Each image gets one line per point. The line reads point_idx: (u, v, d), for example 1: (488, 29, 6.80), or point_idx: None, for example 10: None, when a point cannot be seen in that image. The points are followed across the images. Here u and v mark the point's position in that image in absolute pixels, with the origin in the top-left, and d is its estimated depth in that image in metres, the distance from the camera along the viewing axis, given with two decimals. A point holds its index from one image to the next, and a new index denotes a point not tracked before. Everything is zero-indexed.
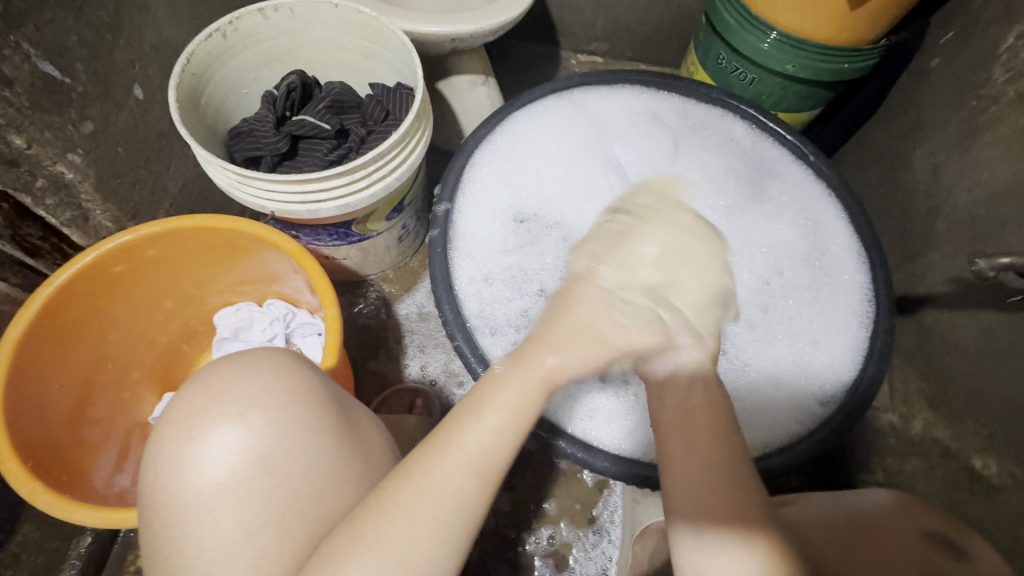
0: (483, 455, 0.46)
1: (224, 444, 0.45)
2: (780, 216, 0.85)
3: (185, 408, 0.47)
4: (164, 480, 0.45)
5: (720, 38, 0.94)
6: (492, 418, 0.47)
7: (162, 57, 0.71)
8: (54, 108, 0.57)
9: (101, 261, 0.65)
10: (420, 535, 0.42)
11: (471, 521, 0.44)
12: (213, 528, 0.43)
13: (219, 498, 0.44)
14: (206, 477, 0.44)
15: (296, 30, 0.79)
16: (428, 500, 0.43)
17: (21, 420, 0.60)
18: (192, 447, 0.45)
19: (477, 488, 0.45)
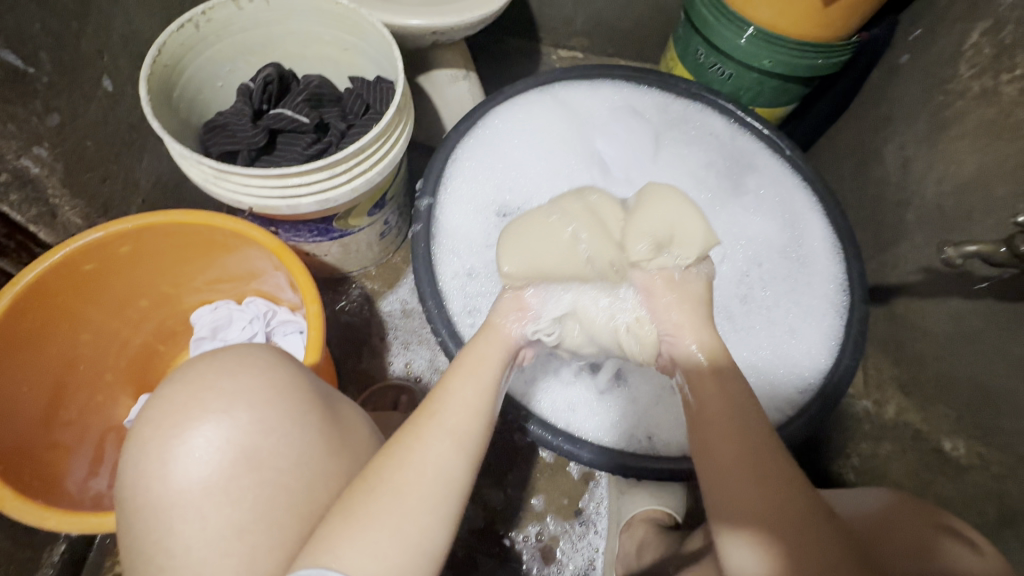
0: (457, 425, 0.49)
1: (208, 443, 0.44)
2: (758, 208, 0.87)
3: (167, 406, 0.46)
4: (147, 482, 0.43)
5: (698, 34, 0.95)
6: (461, 390, 0.51)
7: (131, 48, 0.69)
8: (17, 99, 0.55)
9: (71, 259, 0.63)
10: (409, 510, 0.43)
11: (460, 492, 0.46)
12: (200, 526, 0.42)
13: (207, 496, 0.43)
14: (190, 476, 0.43)
15: (272, 21, 0.78)
16: (411, 476, 0.44)
17: None
18: (175, 446, 0.44)
19: (456, 454, 0.47)
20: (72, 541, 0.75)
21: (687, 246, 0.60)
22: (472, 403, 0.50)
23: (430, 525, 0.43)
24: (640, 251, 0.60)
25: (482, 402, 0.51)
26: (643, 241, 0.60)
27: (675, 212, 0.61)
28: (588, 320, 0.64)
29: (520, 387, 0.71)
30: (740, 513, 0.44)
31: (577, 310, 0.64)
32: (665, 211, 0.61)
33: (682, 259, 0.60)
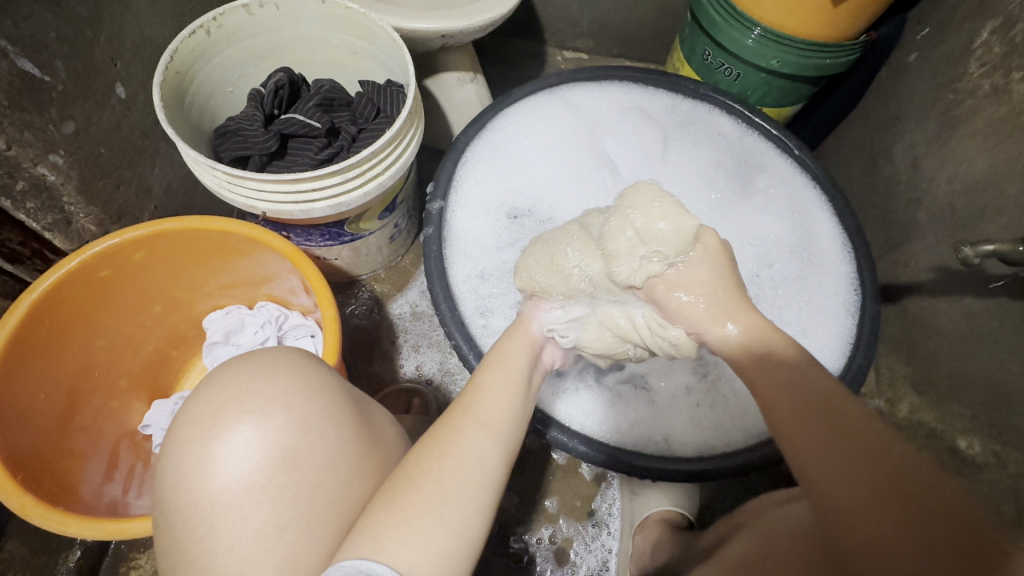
0: (490, 417, 0.50)
1: (246, 443, 0.44)
2: (768, 208, 0.87)
3: (203, 407, 0.46)
4: (187, 483, 0.43)
5: (705, 34, 0.95)
6: (493, 384, 0.53)
7: (143, 55, 0.69)
8: (34, 107, 0.55)
9: (86, 265, 0.63)
10: (450, 498, 0.43)
11: (497, 481, 0.46)
12: (242, 525, 0.42)
13: (249, 493, 0.43)
14: (230, 476, 0.43)
15: (282, 26, 0.78)
16: (450, 465, 0.45)
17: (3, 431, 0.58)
18: (214, 447, 0.44)
19: (491, 444, 0.48)
20: (88, 547, 0.74)
21: (667, 247, 0.55)
22: (503, 396, 0.52)
23: (472, 513, 0.43)
24: (621, 267, 0.56)
25: (513, 395, 0.52)
26: (621, 258, 0.57)
27: (642, 215, 0.57)
28: (614, 325, 0.60)
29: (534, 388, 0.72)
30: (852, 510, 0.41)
31: (598, 313, 0.61)
32: (628, 220, 0.57)
33: (671, 255, 0.55)
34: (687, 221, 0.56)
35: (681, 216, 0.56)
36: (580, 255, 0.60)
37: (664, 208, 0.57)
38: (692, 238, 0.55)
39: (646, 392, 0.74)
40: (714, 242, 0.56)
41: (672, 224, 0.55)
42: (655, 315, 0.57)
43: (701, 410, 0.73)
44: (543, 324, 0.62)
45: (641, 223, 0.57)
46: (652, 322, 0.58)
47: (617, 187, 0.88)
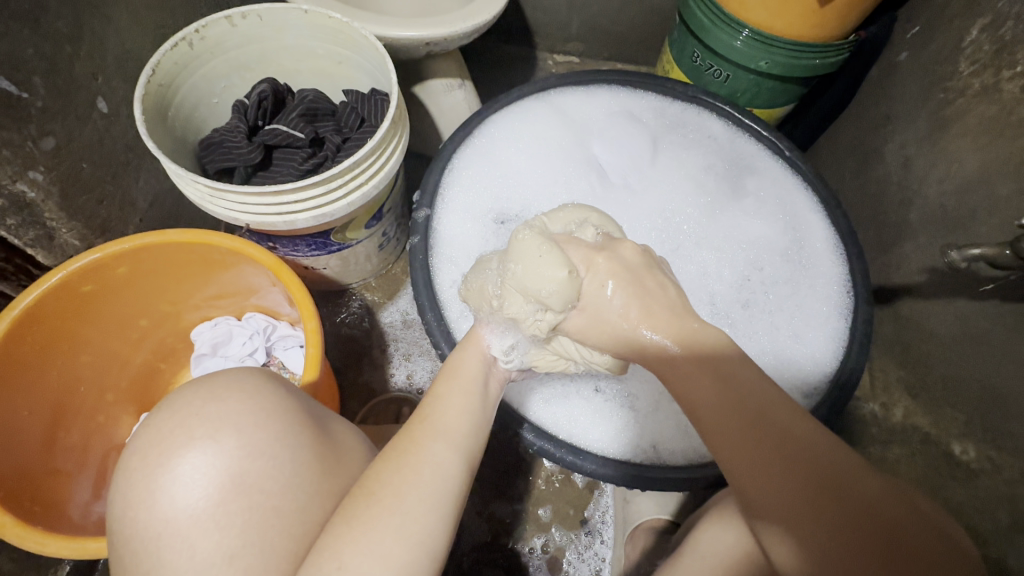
0: (450, 427, 0.49)
1: (196, 470, 0.43)
2: (758, 211, 0.86)
3: (154, 434, 0.45)
4: (140, 510, 0.43)
5: (694, 36, 0.94)
6: (452, 395, 0.52)
7: (125, 69, 0.69)
8: (12, 124, 0.55)
9: (68, 281, 0.63)
10: (410, 508, 0.42)
11: (459, 487, 0.46)
12: (191, 553, 0.41)
13: (196, 522, 0.42)
14: (184, 503, 0.42)
15: (266, 36, 0.78)
16: (406, 475, 0.44)
17: None
18: (162, 475, 0.43)
19: (450, 453, 0.47)
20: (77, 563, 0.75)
21: (550, 306, 0.51)
22: (459, 405, 0.51)
23: (432, 518, 0.43)
24: (525, 325, 0.55)
25: (471, 405, 0.52)
26: (524, 314, 0.54)
27: (521, 276, 0.52)
28: (550, 346, 0.59)
29: (520, 397, 0.71)
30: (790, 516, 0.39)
31: (539, 343, 0.58)
32: (512, 281, 0.54)
33: (559, 309, 0.51)
34: (557, 271, 0.50)
35: (551, 264, 0.50)
36: (490, 302, 0.58)
37: (537, 260, 0.51)
38: (574, 287, 0.50)
39: (632, 400, 0.73)
40: (606, 265, 0.50)
41: (546, 282, 0.50)
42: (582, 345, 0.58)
43: (688, 417, 0.72)
44: (490, 347, 0.58)
45: (522, 280, 0.52)
46: (581, 351, 0.59)
47: (604, 192, 0.88)
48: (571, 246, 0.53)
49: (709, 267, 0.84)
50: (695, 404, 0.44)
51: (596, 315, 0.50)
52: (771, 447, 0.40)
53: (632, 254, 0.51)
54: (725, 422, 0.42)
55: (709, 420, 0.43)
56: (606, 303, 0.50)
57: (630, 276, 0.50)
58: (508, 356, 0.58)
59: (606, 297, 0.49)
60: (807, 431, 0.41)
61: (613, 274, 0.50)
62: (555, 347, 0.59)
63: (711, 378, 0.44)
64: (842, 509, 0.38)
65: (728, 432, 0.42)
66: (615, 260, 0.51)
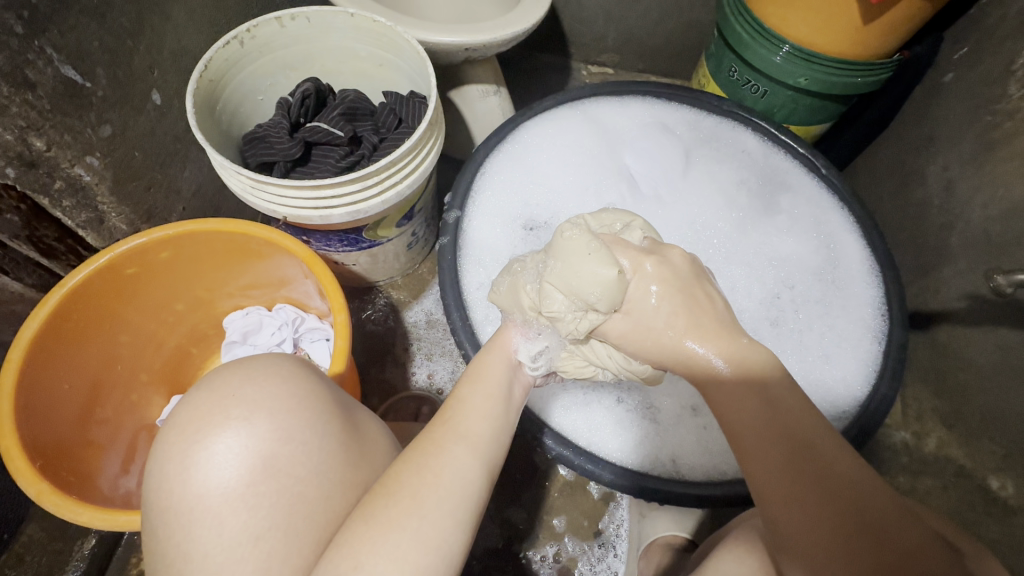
0: (471, 430, 0.49)
1: (229, 450, 0.45)
2: (792, 229, 0.85)
3: (191, 412, 0.47)
4: (174, 484, 0.44)
5: (732, 51, 0.94)
6: (476, 398, 0.53)
7: (180, 64, 0.72)
8: (74, 112, 0.58)
9: (114, 263, 0.65)
10: (428, 512, 0.43)
11: (479, 495, 0.46)
12: (218, 531, 0.42)
13: (226, 502, 0.43)
14: (217, 480, 0.44)
15: (312, 38, 0.81)
16: (426, 477, 0.45)
17: (31, 418, 0.60)
18: (197, 452, 0.45)
19: (470, 457, 0.47)
20: (102, 536, 0.77)
21: (596, 306, 0.50)
22: (484, 408, 0.52)
23: (450, 523, 0.43)
24: (564, 328, 0.54)
25: (493, 408, 0.52)
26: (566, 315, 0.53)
27: (568, 274, 0.51)
28: (581, 350, 0.59)
29: (540, 401, 0.71)
30: (809, 542, 0.38)
31: (571, 345, 0.59)
32: (556, 280, 0.53)
33: (604, 310, 0.50)
34: (606, 271, 0.49)
35: (600, 263, 0.49)
36: (529, 299, 0.57)
37: (585, 258, 0.50)
38: (622, 287, 0.49)
39: (653, 411, 0.72)
40: (654, 269, 0.50)
41: (597, 282, 0.49)
42: (617, 352, 0.57)
43: (709, 432, 0.71)
44: (517, 352, 0.58)
45: (567, 280, 0.51)
46: (618, 358, 0.57)
47: (635, 203, 0.87)
48: (619, 248, 0.52)
49: (737, 283, 0.83)
50: (730, 423, 0.44)
51: (640, 321, 0.50)
52: (805, 473, 0.40)
53: (681, 260, 0.51)
54: (757, 443, 0.42)
55: (747, 438, 0.43)
56: (651, 310, 0.49)
57: (678, 282, 0.49)
58: (535, 362, 0.59)
59: (652, 302, 0.49)
60: (832, 457, 0.40)
61: (660, 279, 0.49)
62: (590, 354, 0.59)
63: (742, 399, 0.44)
64: (863, 539, 0.37)
65: (758, 452, 0.42)
66: (663, 264, 0.50)
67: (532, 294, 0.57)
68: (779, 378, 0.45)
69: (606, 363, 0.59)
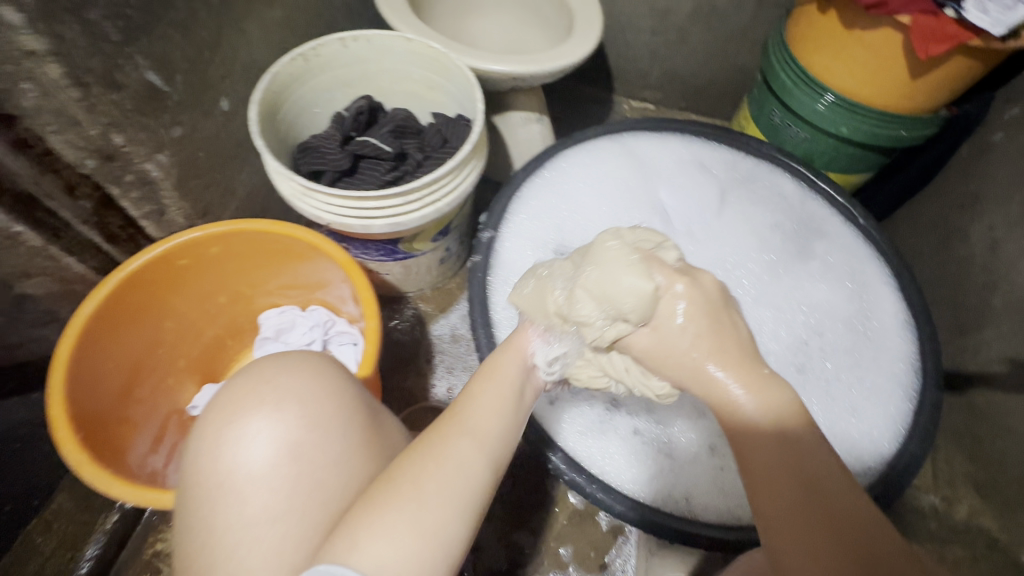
0: (482, 428, 0.50)
1: (259, 432, 0.47)
2: (825, 275, 0.84)
3: (230, 393, 0.50)
4: (208, 460, 0.47)
5: (774, 96, 0.95)
6: (488, 397, 0.53)
7: (249, 75, 0.77)
8: (152, 113, 0.63)
9: (169, 253, 0.70)
10: (426, 501, 0.43)
11: (482, 492, 0.46)
12: (241, 509, 0.44)
13: (251, 482, 0.45)
14: (248, 460, 0.46)
15: (370, 59, 0.86)
16: (428, 467, 0.45)
17: (79, 390, 0.64)
18: (230, 431, 0.47)
19: (478, 454, 0.48)
20: (124, 512, 0.80)
21: (624, 317, 0.51)
22: (495, 408, 0.52)
23: (447, 514, 0.43)
24: (590, 333, 0.54)
25: (505, 409, 0.53)
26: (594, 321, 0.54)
27: (603, 282, 0.53)
28: (600, 360, 0.59)
29: (557, 423, 0.72)
30: None
31: (591, 353, 0.59)
32: (591, 287, 0.54)
33: (633, 322, 0.51)
34: (643, 283, 0.50)
35: (637, 276, 0.51)
36: (558, 303, 0.58)
37: (623, 269, 0.52)
38: (654, 301, 0.50)
39: (670, 445, 0.72)
40: (686, 289, 0.50)
41: (632, 295, 0.50)
42: (637, 366, 0.56)
43: (726, 473, 0.69)
44: (534, 354, 0.58)
45: (601, 286, 0.53)
46: (636, 370, 0.57)
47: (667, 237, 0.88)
48: (654, 264, 0.53)
49: (766, 325, 0.82)
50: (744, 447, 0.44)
51: (664, 337, 0.50)
52: (810, 508, 0.40)
53: (711, 284, 0.51)
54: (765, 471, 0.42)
55: (757, 467, 0.43)
56: (677, 329, 0.49)
57: (706, 306, 0.49)
58: (551, 366, 0.59)
59: (677, 321, 0.49)
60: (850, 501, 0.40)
61: (689, 298, 0.50)
62: (608, 366, 0.59)
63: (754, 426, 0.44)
64: None
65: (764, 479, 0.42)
66: (694, 286, 0.51)
67: (560, 300, 0.58)
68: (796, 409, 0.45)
69: (624, 376, 0.58)
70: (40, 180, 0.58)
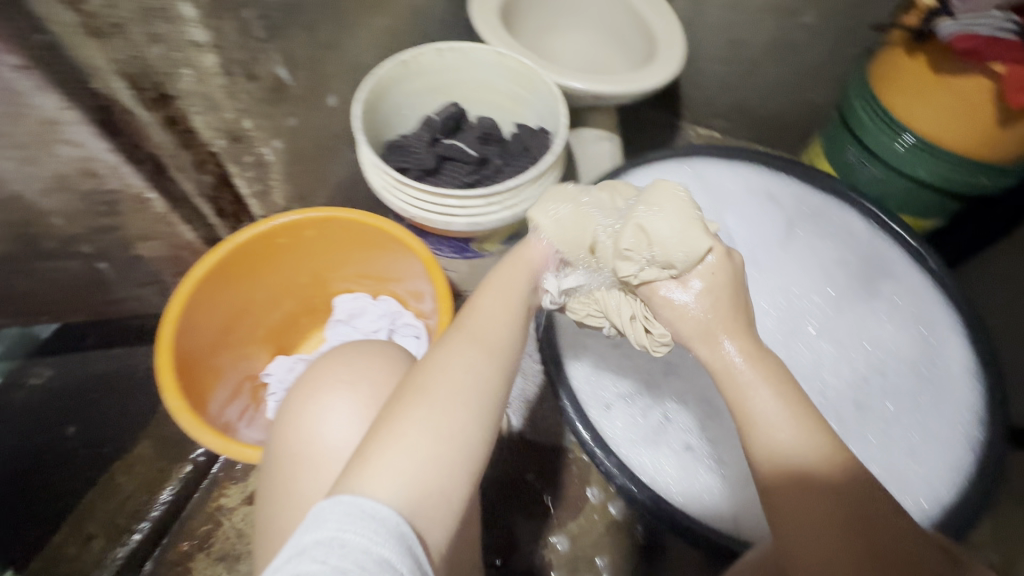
0: (488, 335, 0.49)
1: (334, 409, 0.51)
2: (891, 316, 0.83)
3: (311, 377, 0.55)
4: (291, 435, 0.52)
5: (851, 134, 0.96)
6: (487, 302, 0.52)
7: (354, 75, 0.84)
8: (276, 103, 0.69)
9: (270, 232, 0.76)
10: (439, 405, 0.43)
11: (496, 393, 0.46)
12: (319, 478, 0.49)
13: (329, 454, 0.50)
14: (331, 435, 0.50)
15: (461, 69, 0.91)
16: (439, 373, 0.45)
17: (183, 342, 0.72)
18: (310, 407, 0.52)
19: (488, 361, 0.47)
20: (195, 466, 0.88)
21: (663, 258, 0.49)
22: (503, 311, 0.51)
23: (465, 419, 0.43)
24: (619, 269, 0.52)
25: (509, 316, 0.51)
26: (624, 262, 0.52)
27: (652, 224, 0.51)
28: (605, 298, 0.57)
29: (612, 429, 0.74)
30: None
31: (604, 288, 0.57)
32: (638, 225, 0.52)
33: (672, 270, 0.49)
34: (700, 237, 0.49)
35: (697, 229, 0.49)
36: (593, 231, 0.56)
37: (687, 219, 0.50)
38: (702, 255, 0.48)
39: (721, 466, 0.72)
40: (731, 260, 0.49)
41: (683, 244, 0.49)
42: (640, 314, 0.55)
43: None
44: (543, 266, 0.56)
45: (646, 226, 0.51)
46: (641, 317, 0.55)
47: None
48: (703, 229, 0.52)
49: (825, 359, 0.83)
50: (780, 464, 0.41)
51: (684, 294, 0.48)
52: (856, 548, 0.38)
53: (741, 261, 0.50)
54: (802, 502, 0.39)
55: (780, 499, 0.40)
56: (691, 295, 0.48)
57: (733, 279, 0.48)
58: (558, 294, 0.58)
59: (692, 285, 0.48)
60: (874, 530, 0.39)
61: (726, 264, 0.48)
62: (609, 304, 0.57)
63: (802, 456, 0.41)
64: None
65: (800, 512, 0.39)
66: (731, 257, 0.49)
67: (593, 231, 0.56)
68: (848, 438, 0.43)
69: (619, 318, 0.57)
70: (176, 154, 0.66)
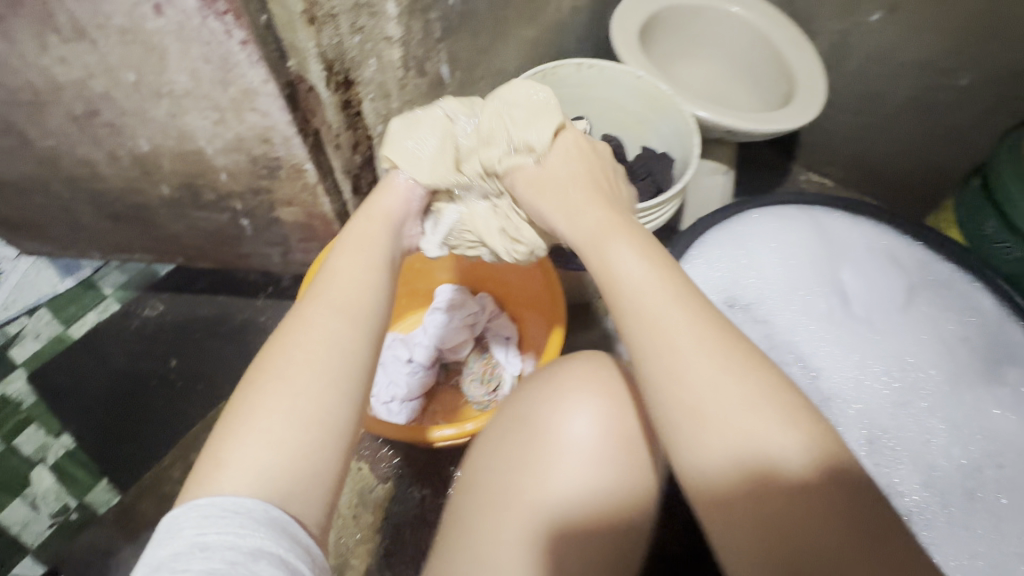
0: (346, 302, 0.49)
1: (586, 412, 0.57)
2: (1016, 407, 0.77)
3: (554, 378, 0.61)
4: (539, 427, 0.57)
5: (993, 206, 0.90)
6: (343, 267, 0.52)
7: (496, 81, 0.87)
8: (433, 99, 0.74)
9: None
10: (302, 381, 0.43)
11: (361, 367, 0.47)
12: (571, 474, 0.54)
13: (582, 453, 0.55)
14: (581, 436, 0.56)
15: (595, 86, 0.93)
16: (296, 356, 0.44)
17: None
18: (560, 407, 0.58)
19: (345, 327, 0.47)
20: None
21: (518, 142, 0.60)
22: (360, 287, 0.50)
23: (329, 395, 0.44)
24: (484, 157, 0.62)
25: (370, 277, 0.52)
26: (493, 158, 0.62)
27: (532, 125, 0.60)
28: (475, 214, 0.68)
29: None
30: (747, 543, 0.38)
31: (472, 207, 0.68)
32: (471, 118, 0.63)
33: (534, 152, 0.59)
34: (551, 120, 0.59)
35: (546, 114, 0.60)
36: (438, 146, 0.63)
37: (515, 105, 0.61)
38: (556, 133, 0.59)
39: None
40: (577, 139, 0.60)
41: (541, 125, 0.59)
42: (511, 219, 0.67)
43: None
44: (403, 190, 0.62)
45: (502, 119, 0.61)
46: (509, 227, 0.67)
47: (843, 318, 0.86)
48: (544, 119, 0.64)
49: (936, 439, 0.77)
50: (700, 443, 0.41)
51: (547, 172, 0.58)
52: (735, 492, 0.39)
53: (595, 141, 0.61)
54: (770, 506, 0.38)
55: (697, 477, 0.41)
56: (561, 167, 0.58)
57: (582, 154, 0.59)
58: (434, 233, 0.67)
59: (559, 167, 0.58)
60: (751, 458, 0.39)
61: (571, 142, 0.59)
62: (479, 223, 0.68)
63: (792, 469, 0.38)
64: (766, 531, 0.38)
65: (772, 518, 0.38)
66: (573, 133, 0.61)
67: (452, 147, 0.63)
68: (823, 443, 0.39)
69: (488, 234, 0.68)
70: (339, 132, 0.71)
